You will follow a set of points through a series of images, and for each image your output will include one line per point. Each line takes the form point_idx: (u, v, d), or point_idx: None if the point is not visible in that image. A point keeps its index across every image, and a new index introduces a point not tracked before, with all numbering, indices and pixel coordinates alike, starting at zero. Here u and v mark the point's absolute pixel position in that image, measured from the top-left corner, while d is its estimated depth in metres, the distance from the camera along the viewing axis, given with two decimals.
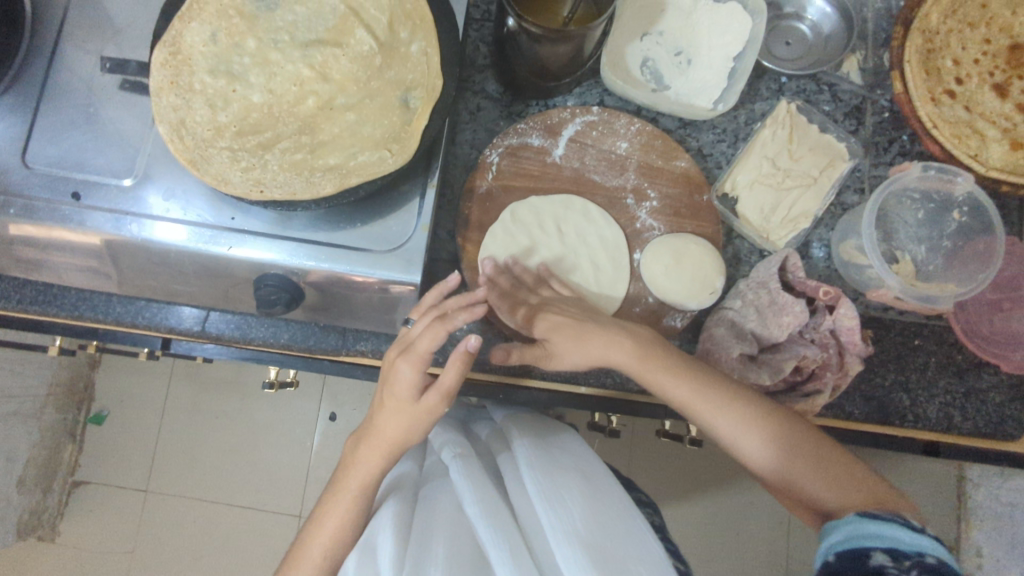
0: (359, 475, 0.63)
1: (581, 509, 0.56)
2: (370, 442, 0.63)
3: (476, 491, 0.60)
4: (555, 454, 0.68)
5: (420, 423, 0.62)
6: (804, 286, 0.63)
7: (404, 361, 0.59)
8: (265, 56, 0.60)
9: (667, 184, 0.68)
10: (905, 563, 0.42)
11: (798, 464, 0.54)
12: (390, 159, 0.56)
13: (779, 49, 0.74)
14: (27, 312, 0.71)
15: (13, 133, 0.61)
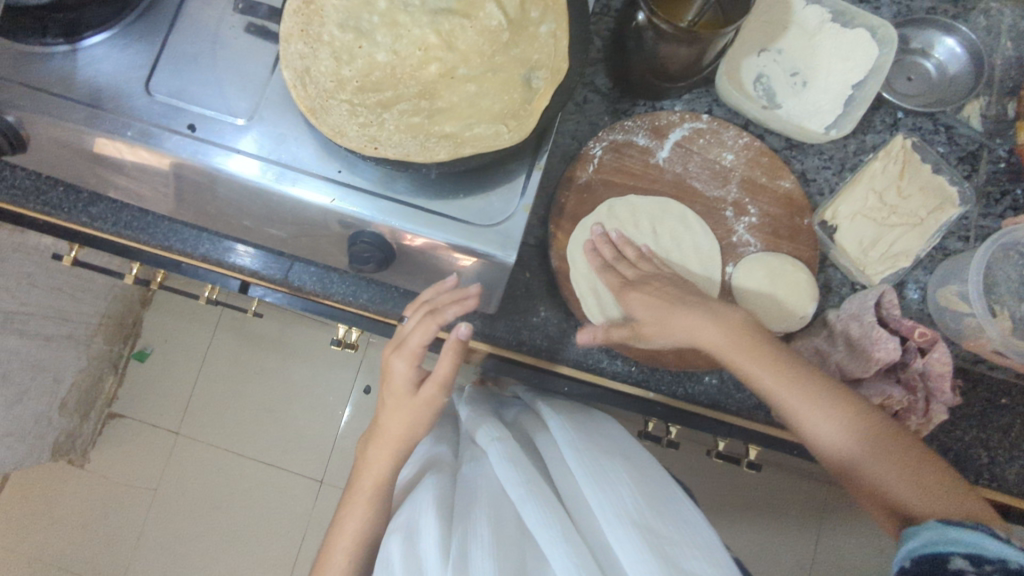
0: (373, 474, 0.68)
1: (631, 492, 0.56)
2: (377, 442, 0.68)
3: (519, 473, 0.59)
4: (596, 437, 0.67)
5: (421, 416, 0.68)
6: (898, 325, 0.62)
7: (398, 358, 0.67)
8: (395, 16, 0.60)
9: (769, 202, 0.67)
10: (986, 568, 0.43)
11: (874, 457, 0.54)
12: (507, 134, 0.57)
13: (900, 83, 0.72)
14: (120, 236, 0.73)
15: (140, 59, 0.63)
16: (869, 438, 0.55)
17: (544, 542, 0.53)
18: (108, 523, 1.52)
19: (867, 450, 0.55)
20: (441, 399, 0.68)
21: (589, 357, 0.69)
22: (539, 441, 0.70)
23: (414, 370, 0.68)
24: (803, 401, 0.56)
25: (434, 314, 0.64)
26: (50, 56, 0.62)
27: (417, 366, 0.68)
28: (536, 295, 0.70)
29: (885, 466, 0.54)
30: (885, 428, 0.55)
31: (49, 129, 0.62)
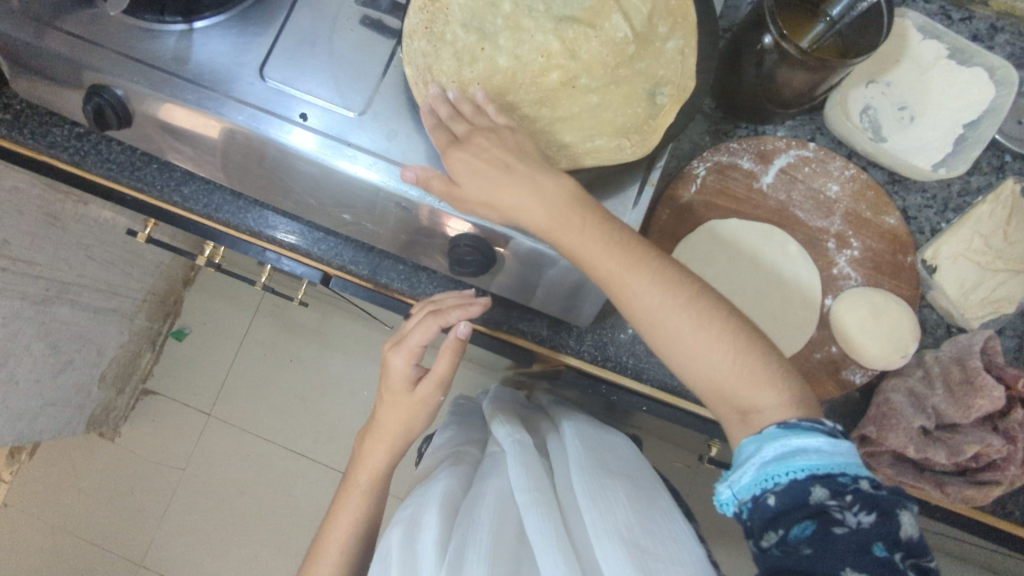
0: (369, 468, 0.73)
1: (627, 509, 0.54)
2: (375, 436, 0.73)
3: (530, 480, 0.58)
4: (606, 456, 0.65)
5: (415, 411, 0.71)
6: (1002, 370, 0.61)
7: (397, 354, 0.68)
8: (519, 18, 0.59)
9: (873, 236, 0.67)
10: (846, 497, 0.43)
11: (738, 374, 0.51)
12: (629, 148, 0.56)
13: (1010, 127, 0.71)
14: (209, 218, 0.73)
15: (253, 43, 0.62)
16: (738, 353, 0.51)
17: (537, 548, 0.51)
18: (136, 499, 1.52)
19: (736, 370, 0.51)
20: (436, 397, 0.70)
21: (675, 377, 0.69)
22: (552, 449, 0.69)
23: (412, 368, 0.69)
24: (670, 314, 0.52)
25: (436, 316, 0.65)
26: (166, 34, 0.62)
27: (414, 364, 0.69)
28: (626, 312, 0.71)
29: (751, 388, 0.51)
30: (752, 346, 0.52)
31: (156, 106, 0.62)
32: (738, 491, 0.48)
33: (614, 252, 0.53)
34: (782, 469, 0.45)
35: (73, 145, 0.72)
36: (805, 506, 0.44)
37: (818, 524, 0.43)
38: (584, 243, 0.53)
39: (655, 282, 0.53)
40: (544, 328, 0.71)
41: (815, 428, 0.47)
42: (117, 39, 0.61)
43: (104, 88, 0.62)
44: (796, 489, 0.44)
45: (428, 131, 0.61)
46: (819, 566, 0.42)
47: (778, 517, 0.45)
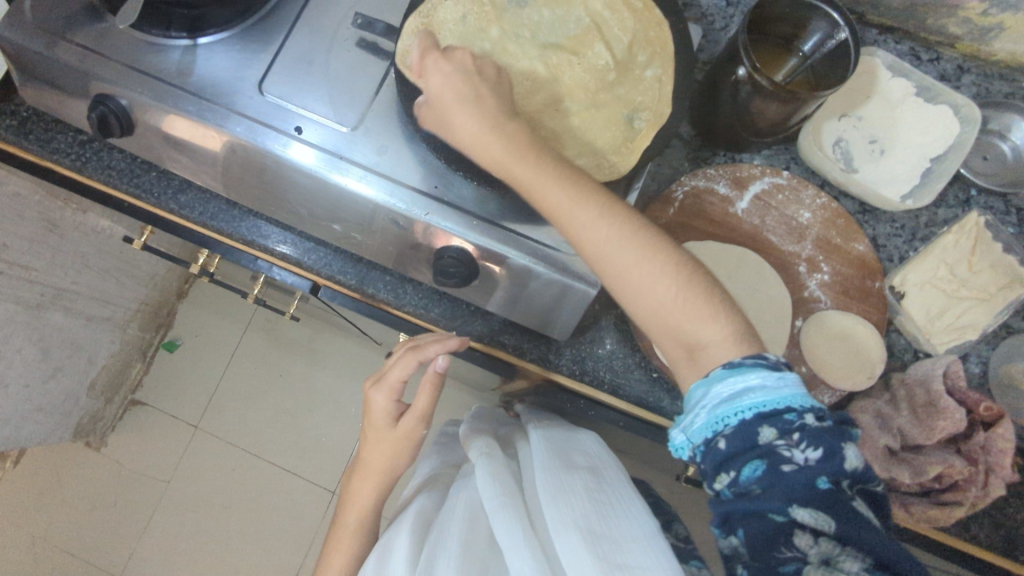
0: (359, 507, 0.74)
1: (585, 502, 0.56)
2: (360, 475, 0.74)
3: (497, 486, 0.60)
4: (573, 454, 0.67)
5: (400, 447, 0.72)
6: (965, 395, 0.64)
7: (377, 391, 0.71)
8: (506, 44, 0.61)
9: (842, 262, 0.70)
10: (794, 436, 0.46)
11: (681, 303, 0.53)
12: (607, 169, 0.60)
13: (975, 162, 0.74)
14: (205, 226, 0.75)
15: (253, 60, 0.65)
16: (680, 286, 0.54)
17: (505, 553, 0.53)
18: (118, 510, 1.51)
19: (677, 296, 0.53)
20: (420, 430, 0.72)
21: (649, 394, 0.71)
22: (522, 456, 0.70)
23: (393, 404, 0.71)
24: (622, 248, 0.54)
25: (414, 350, 0.68)
26: (171, 48, 0.65)
27: (396, 400, 0.71)
28: (604, 328, 0.73)
29: (690, 315, 0.53)
30: (693, 279, 0.54)
31: (158, 116, 0.65)
32: (692, 437, 0.51)
33: (568, 193, 0.54)
34: (730, 411, 0.48)
35: (75, 152, 0.74)
36: (755, 448, 0.47)
37: (767, 462, 0.46)
38: (536, 185, 0.54)
39: (604, 222, 0.54)
40: (524, 341, 0.72)
41: (759, 366, 0.49)
42: (123, 51, 0.64)
43: (108, 97, 0.65)
44: (744, 429, 0.47)
45: (416, 146, 0.64)
46: (770, 502, 0.45)
47: (729, 460, 0.47)
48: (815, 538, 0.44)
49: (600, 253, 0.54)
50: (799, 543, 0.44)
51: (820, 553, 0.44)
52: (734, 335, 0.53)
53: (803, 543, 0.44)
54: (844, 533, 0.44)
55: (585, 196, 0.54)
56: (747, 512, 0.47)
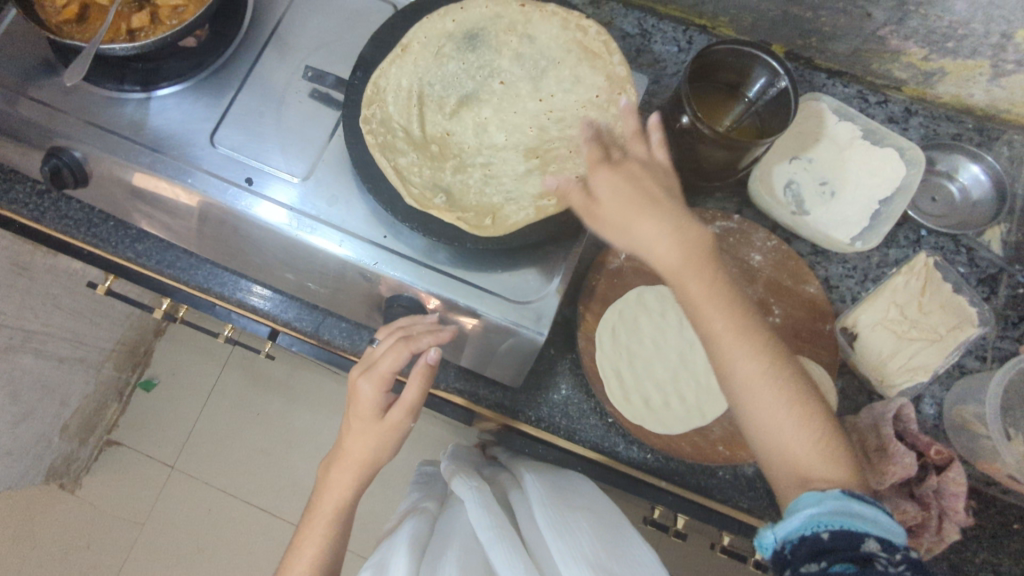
0: (334, 500, 0.65)
1: (590, 540, 0.55)
2: (339, 464, 0.64)
3: (492, 518, 0.58)
4: (570, 494, 0.64)
5: (386, 442, 0.64)
6: (915, 438, 0.64)
7: (365, 379, 0.62)
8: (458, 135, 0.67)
9: (793, 304, 0.70)
10: (897, 556, 0.43)
11: (809, 444, 0.50)
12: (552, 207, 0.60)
13: (924, 203, 0.77)
14: (162, 274, 0.76)
15: (205, 114, 0.66)
16: (810, 431, 0.50)
17: None
18: (88, 556, 1.47)
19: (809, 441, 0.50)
20: (407, 423, 0.64)
21: (606, 439, 0.71)
22: (512, 497, 0.67)
23: (383, 394, 0.63)
24: (763, 382, 0.51)
25: (407, 340, 0.60)
26: (125, 101, 0.66)
27: (385, 390, 0.63)
28: (559, 372, 0.73)
29: (815, 459, 0.50)
30: (824, 424, 0.51)
31: (111, 168, 0.65)
32: (782, 532, 0.48)
33: (725, 325, 0.51)
34: (838, 518, 0.45)
35: (34, 202, 0.75)
36: (855, 552, 0.43)
37: (857, 567, 0.43)
38: (694, 292, 0.51)
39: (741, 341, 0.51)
40: (479, 387, 0.72)
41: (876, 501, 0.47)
42: (78, 104, 0.65)
43: (63, 150, 0.65)
44: (850, 535, 0.44)
45: (367, 196, 0.64)
46: None
47: (826, 553, 0.44)
48: None
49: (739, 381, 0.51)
50: None
51: None
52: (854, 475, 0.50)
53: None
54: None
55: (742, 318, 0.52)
56: None
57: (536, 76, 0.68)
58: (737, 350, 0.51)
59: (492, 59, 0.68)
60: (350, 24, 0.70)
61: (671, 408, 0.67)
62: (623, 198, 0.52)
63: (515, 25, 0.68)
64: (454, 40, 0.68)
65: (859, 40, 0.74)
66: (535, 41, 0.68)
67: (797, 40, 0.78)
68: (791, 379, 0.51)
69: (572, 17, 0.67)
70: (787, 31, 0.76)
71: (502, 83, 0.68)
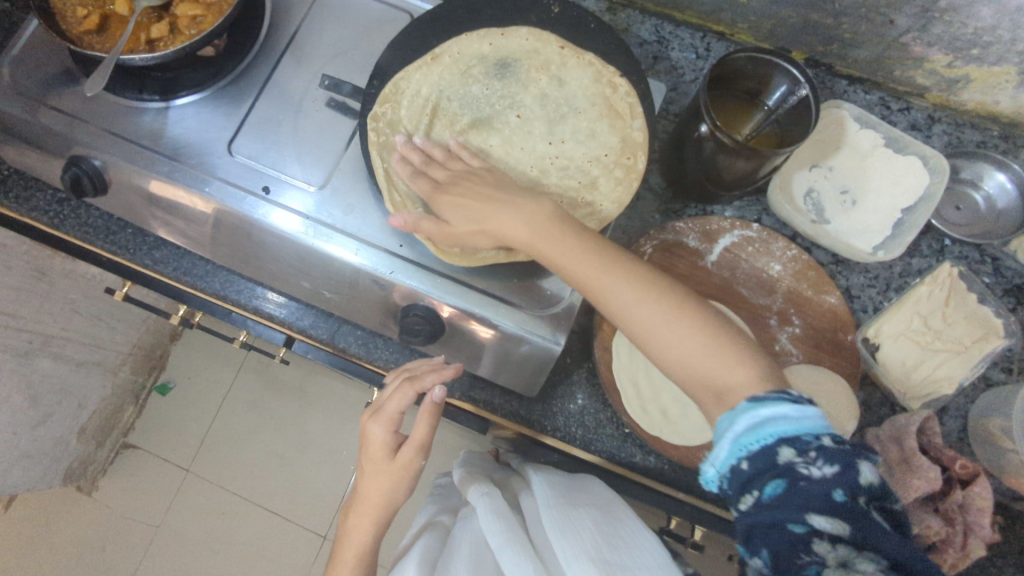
0: (355, 546, 0.64)
1: (594, 536, 0.53)
2: (356, 509, 0.65)
3: (502, 522, 0.57)
4: (578, 491, 0.62)
5: (400, 483, 0.63)
6: (940, 452, 0.63)
7: (373, 422, 0.63)
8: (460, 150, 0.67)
9: (814, 314, 0.69)
10: (811, 453, 0.44)
11: (710, 356, 0.52)
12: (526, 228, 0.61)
13: (948, 212, 0.76)
14: (178, 280, 0.76)
15: (222, 122, 0.66)
16: (709, 343, 0.52)
17: None
18: (104, 558, 1.47)
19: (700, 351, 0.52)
20: (419, 463, 0.64)
21: (622, 449, 0.70)
22: (522, 499, 0.65)
23: (392, 435, 0.63)
24: (637, 300, 0.54)
25: (411, 381, 0.62)
26: (144, 110, 0.66)
27: (394, 431, 0.63)
28: (576, 382, 0.72)
29: (721, 365, 0.52)
30: (723, 336, 0.53)
31: (129, 176, 0.66)
32: (719, 467, 0.48)
33: (593, 263, 0.55)
34: (754, 437, 0.46)
35: (54, 209, 0.76)
36: (773, 467, 0.44)
37: (786, 482, 0.44)
38: (559, 252, 0.56)
39: (623, 281, 0.55)
40: (495, 396, 0.72)
41: (784, 398, 0.47)
42: (99, 113, 0.66)
43: (82, 158, 0.65)
44: (767, 452, 0.45)
45: (384, 205, 0.64)
46: (789, 516, 0.43)
47: (752, 480, 0.45)
48: (833, 544, 0.41)
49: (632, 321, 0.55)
50: (818, 548, 0.42)
51: (841, 555, 0.41)
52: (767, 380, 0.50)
53: (822, 550, 0.41)
54: (869, 548, 0.41)
55: (601, 257, 0.56)
56: (768, 531, 0.44)
57: (553, 117, 0.67)
58: (613, 290, 0.55)
59: (516, 91, 0.67)
60: (367, 33, 0.70)
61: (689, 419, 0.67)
62: (460, 210, 0.59)
63: (549, 62, 0.68)
64: (485, 63, 0.67)
65: (881, 46, 0.73)
66: (563, 84, 0.68)
67: (817, 46, 0.77)
68: (668, 293, 0.55)
69: (608, 74, 0.67)
70: (807, 37, 0.76)
71: (517, 114, 0.67)
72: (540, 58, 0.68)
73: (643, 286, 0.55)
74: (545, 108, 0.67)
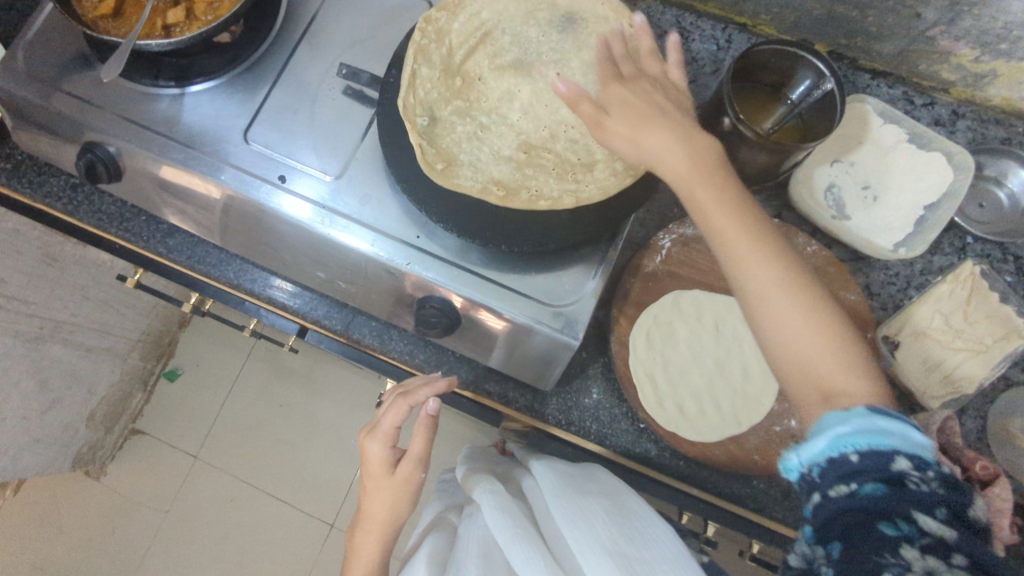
0: (362, 565, 0.65)
1: (605, 524, 0.52)
2: (361, 527, 0.65)
3: (509, 517, 0.57)
4: (582, 482, 0.61)
5: (401, 498, 0.63)
6: (958, 452, 0.62)
7: (370, 440, 0.64)
8: (481, 91, 0.66)
9: (832, 311, 0.69)
10: (929, 473, 0.41)
11: (844, 365, 0.47)
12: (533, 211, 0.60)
13: (971, 209, 0.75)
14: (192, 269, 0.76)
15: (239, 110, 0.66)
16: (840, 347, 0.48)
17: None
18: (112, 543, 1.48)
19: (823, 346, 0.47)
20: (420, 476, 0.63)
21: (637, 444, 0.70)
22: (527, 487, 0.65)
23: (391, 451, 0.64)
24: (775, 291, 0.48)
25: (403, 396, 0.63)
26: (159, 96, 0.66)
27: (393, 447, 0.64)
28: (591, 377, 0.72)
29: (835, 364, 0.47)
30: (846, 336, 0.48)
31: (144, 163, 0.65)
32: (809, 455, 0.45)
33: (728, 219, 0.50)
34: (868, 438, 0.43)
35: (68, 195, 0.75)
36: (880, 471, 0.42)
37: (889, 486, 0.42)
38: (720, 211, 0.50)
39: (766, 259, 0.49)
40: (509, 389, 0.72)
41: (905, 419, 0.44)
42: (113, 99, 0.65)
43: (97, 145, 0.65)
44: (879, 454, 0.42)
45: (401, 196, 0.64)
46: (884, 514, 0.41)
47: (854, 474, 0.42)
48: (922, 553, 0.40)
49: (769, 302, 0.48)
50: (905, 554, 0.40)
51: (925, 568, 0.40)
52: (880, 392, 0.46)
53: (909, 556, 0.40)
54: (957, 557, 0.40)
55: (759, 234, 0.50)
56: (856, 526, 0.42)
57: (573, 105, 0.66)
58: (773, 273, 0.49)
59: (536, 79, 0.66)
60: (385, 21, 0.69)
61: (706, 415, 0.66)
62: (620, 108, 0.54)
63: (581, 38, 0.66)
64: (554, 11, 0.67)
65: (906, 40, 0.71)
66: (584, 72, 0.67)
67: (841, 39, 0.76)
68: (808, 291, 0.49)
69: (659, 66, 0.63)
70: (830, 30, 0.75)
71: (558, 74, 0.66)
72: (607, 27, 0.65)
73: (775, 252, 0.49)
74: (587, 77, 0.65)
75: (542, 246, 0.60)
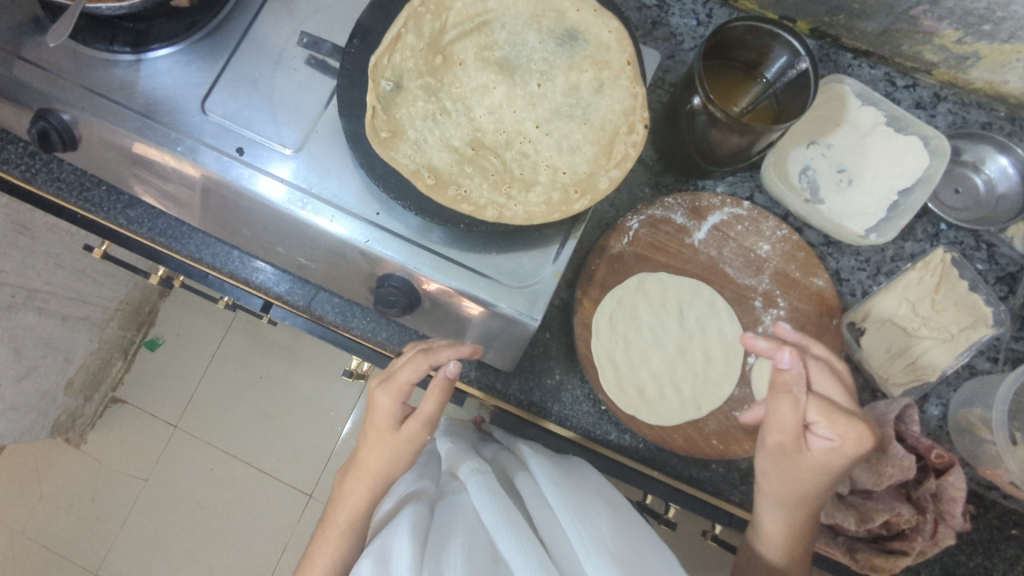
0: (348, 510, 0.63)
1: (609, 528, 0.52)
2: (354, 474, 0.63)
3: (496, 502, 0.55)
4: (581, 483, 0.61)
5: (402, 454, 0.61)
6: (916, 441, 0.63)
7: (383, 390, 0.60)
8: (458, 76, 0.62)
9: (799, 297, 0.68)
10: None
11: None
12: (486, 188, 0.58)
13: (947, 195, 0.75)
14: (153, 241, 0.75)
15: (197, 78, 0.64)
16: None
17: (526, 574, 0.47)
18: (94, 508, 1.49)
19: None
20: (425, 436, 0.61)
21: (598, 426, 0.70)
22: (517, 480, 0.64)
23: (401, 405, 0.60)
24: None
25: (427, 354, 0.59)
26: (115, 62, 0.63)
27: (403, 402, 0.60)
28: (554, 358, 0.72)
29: None
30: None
31: (100, 132, 0.63)
32: None
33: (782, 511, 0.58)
34: None
35: (26, 162, 0.74)
36: None
37: None
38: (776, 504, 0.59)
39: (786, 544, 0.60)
40: (471, 370, 0.71)
41: None
42: (66, 63, 0.63)
43: (50, 111, 0.63)
44: None
45: (362, 172, 0.62)
46: None
47: None
48: None
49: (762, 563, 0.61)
50: None
51: None
52: None
53: None
54: None
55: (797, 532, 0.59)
56: None
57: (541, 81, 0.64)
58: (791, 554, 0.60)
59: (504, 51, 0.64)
60: None
61: (666, 398, 0.66)
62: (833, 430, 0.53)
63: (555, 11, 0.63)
64: None
65: (889, 19, 0.69)
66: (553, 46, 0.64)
67: (823, 17, 0.74)
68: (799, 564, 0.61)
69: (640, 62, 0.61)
70: (812, 7, 0.72)
71: (539, 86, 0.63)
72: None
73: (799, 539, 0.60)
74: (556, 50, 0.63)
75: (500, 227, 0.57)
